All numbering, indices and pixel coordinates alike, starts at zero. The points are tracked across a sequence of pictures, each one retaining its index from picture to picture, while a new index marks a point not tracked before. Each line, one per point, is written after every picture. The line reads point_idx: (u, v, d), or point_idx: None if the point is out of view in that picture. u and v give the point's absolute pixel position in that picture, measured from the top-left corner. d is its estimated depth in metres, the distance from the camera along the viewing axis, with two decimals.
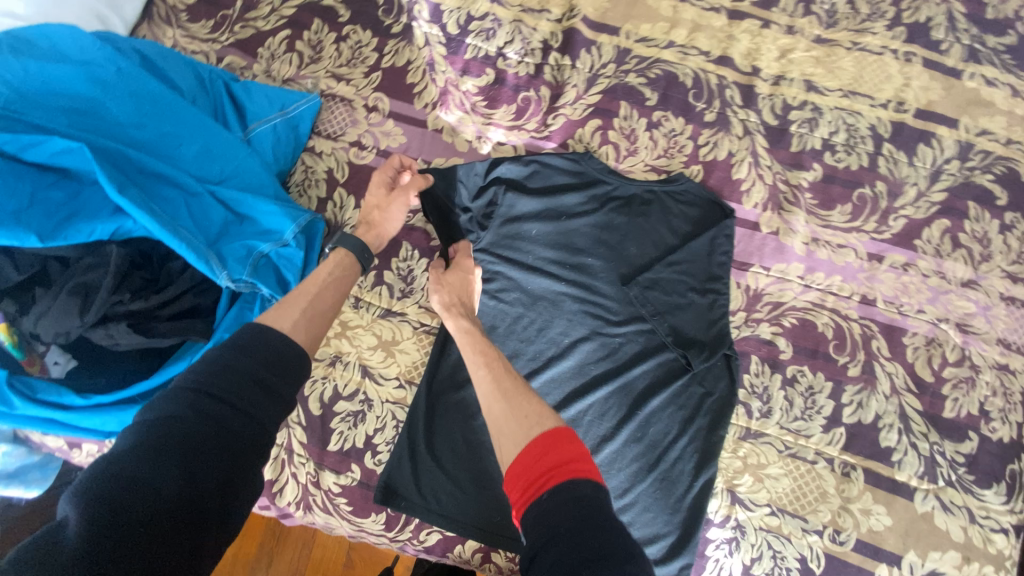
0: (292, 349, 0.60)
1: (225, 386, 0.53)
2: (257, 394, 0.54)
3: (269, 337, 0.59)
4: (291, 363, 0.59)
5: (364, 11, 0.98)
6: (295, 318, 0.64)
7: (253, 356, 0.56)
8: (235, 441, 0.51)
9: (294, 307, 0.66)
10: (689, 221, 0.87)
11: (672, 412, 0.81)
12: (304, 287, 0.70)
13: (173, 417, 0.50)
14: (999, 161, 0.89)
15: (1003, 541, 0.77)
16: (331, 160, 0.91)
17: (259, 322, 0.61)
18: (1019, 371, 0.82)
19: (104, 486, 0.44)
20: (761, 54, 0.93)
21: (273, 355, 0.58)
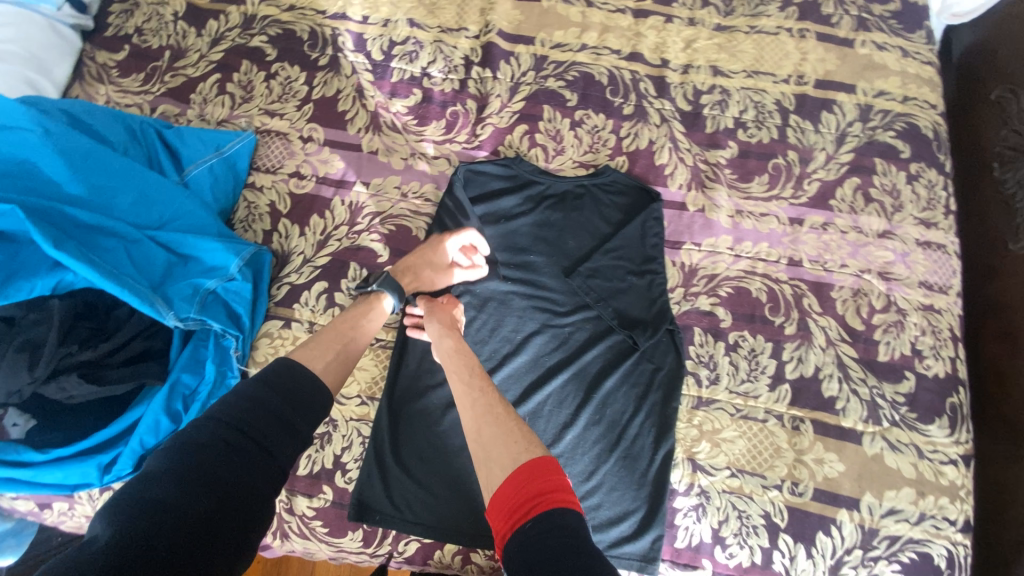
0: (316, 388, 0.65)
1: (250, 420, 0.59)
2: (280, 429, 0.60)
3: (296, 375, 0.65)
4: (313, 401, 0.64)
5: (290, 49, 1.02)
6: (328, 360, 0.69)
7: (280, 392, 0.62)
8: (256, 470, 0.57)
9: (329, 348, 0.71)
10: (620, 209, 0.92)
11: (627, 391, 0.84)
12: (340, 329, 0.75)
13: (205, 446, 0.56)
14: (899, 118, 0.95)
15: (952, 472, 0.81)
16: (273, 193, 0.94)
17: (291, 357, 0.67)
18: (944, 310, 0.87)
19: (137, 508, 0.50)
20: (668, 47, 1.00)
21: (298, 394, 0.63)
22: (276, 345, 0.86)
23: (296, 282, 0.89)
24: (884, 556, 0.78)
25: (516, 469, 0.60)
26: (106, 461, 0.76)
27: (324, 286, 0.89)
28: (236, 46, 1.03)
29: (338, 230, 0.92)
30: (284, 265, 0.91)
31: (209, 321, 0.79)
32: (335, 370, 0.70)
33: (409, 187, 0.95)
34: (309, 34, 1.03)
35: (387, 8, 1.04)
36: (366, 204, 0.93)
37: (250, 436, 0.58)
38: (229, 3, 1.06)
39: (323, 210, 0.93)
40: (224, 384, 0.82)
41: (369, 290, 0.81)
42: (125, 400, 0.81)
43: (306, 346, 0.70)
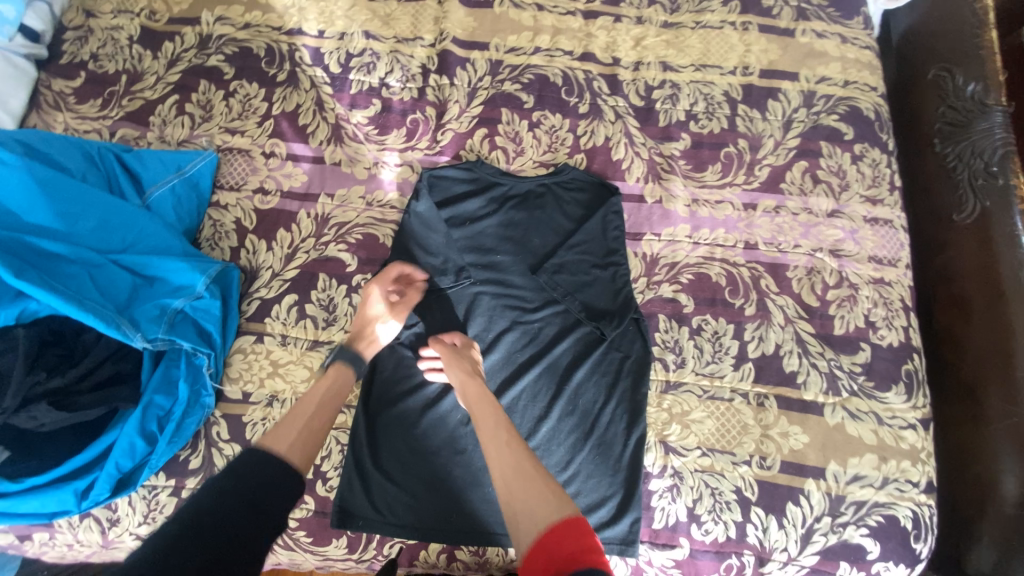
0: (286, 470, 0.66)
1: (222, 506, 0.60)
2: (252, 519, 0.60)
3: (264, 460, 0.66)
4: (283, 483, 0.65)
5: (247, 66, 1.04)
6: (293, 438, 0.71)
7: (249, 480, 0.63)
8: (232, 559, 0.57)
9: (293, 425, 0.72)
10: (580, 205, 0.95)
11: (598, 381, 0.87)
12: (302, 404, 0.76)
13: (175, 545, 0.55)
14: (841, 102, 1.00)
15: (912, 436, 0.85)
16: (238, 210, 0.95)
17: (259, 444, 0.68)
18: (894, 282, 0.91)
19: None
20: (618, 46, 1.03)
21: (267, 479, 0.64)
22: (249, 360, 0.87)
23: (267, 296, 0.90)
24: (852, 521, 0.82)
25: (539, 538, 0.62)
26: (83, 487, 0.76)
27: (294, 299, 0.90)
28: (193, 66, 1.04)
29: (306, 242, 0.93)
30: (253, 280, 0.92)
31: (178, 341, 0.80)
32: (305, 449, 0.71)
33: (374, 196, 0.96)
34: (266, 51, 1.04)
35: (343, 21, 1.06)
36: (332, 215, 0.95)
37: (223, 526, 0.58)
38: (185, 24, 1.07)
39: (289, 224, 0.94)
40: (199, 404, 0.83)
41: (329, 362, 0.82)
42: (99, 424, 0.81)
43: (273, 430, 0.72)
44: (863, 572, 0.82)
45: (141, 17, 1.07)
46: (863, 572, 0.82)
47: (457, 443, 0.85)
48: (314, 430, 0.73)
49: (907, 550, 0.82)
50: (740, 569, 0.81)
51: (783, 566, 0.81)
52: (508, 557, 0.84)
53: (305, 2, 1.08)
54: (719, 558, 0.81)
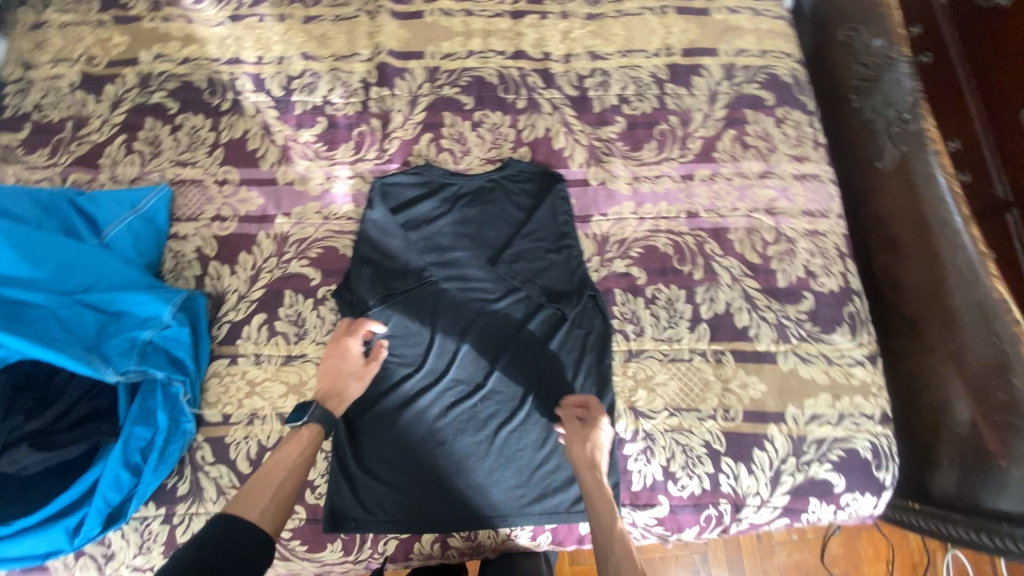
0: (257, 536, 0.69)
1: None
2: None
3: (234, 524, 0.69)
4: (251, 550, 0.67)
5: (192, 99, 1.06)
6: (264, 506, 0.72)
7: (218, 551, 0.65)
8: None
9: (263, 493, 0.73)
10: (529, 195, 1.00)
11: (569, 355, 0.91)
12: (272, 472, 0.76)
13: None
14: (760, 70, 1.06)
15: (861, 371, 0.91)
16: (197, 239, 0.97)
17: (226, 512, 0.70)
18: (828, 232, 0.98)
19: None
20: (547, 41, 1.08)
21: (237, 545, 0.67)
22: (225, 383, 0.89)
23: (236, 318, 0.92)
24: (816, 458, 0.87)
25: None
26: (73, 525, 0.78)
27: (263, 318, 0.92)
28: (137, 105, 1.05)
29: (268, 262, 0.95)
30: (220, 304, 0.94)
31: (151, 370, 0.82)
32: (275, 514, 0.73)
33: (330, 210, 0.99)
34: (208, 82, 1.07)
35: (280, 45, 1.09)
36: (290, 233, 0.97)
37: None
38: (124, 65, 1.08)
39: (250, 246, 0.96)
40: (180, 430, 0.85)
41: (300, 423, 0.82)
42: (82, 462, 0.82)
43: (241, 496, 0.73)
44: (833, 504, 0.87)
45: (80, 63, 1.09)
46: (833, 505, 0.87)
47: (438, 436, 0.87)
48: (285, 492, 0.75)
49: (870, 479, 0.88)
50: (718, 518, 0.86)
51: (758, 509, 0.86)
52: (500, 538, 0.87)
53: (241, 31, 1.11)
54: (698, 510, 0.86)
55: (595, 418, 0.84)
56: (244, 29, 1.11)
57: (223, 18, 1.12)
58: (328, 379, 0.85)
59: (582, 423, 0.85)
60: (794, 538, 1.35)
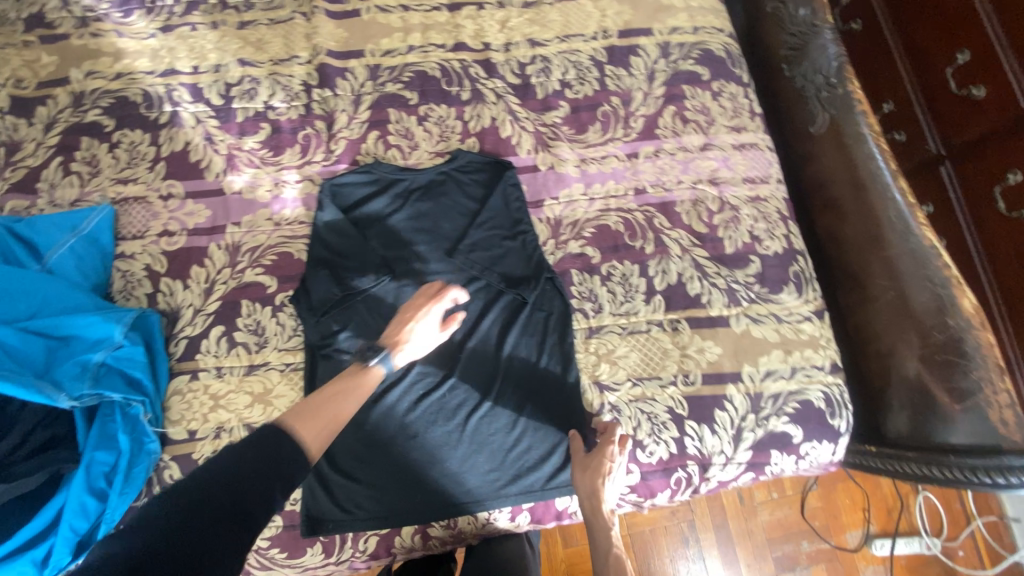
0: (301, 453, 0.66)
1: (233, 481, 0.58)
2: (258, 500, 0.58)
3: (287, 437, 0.65)
4: (295, 466, 0.64)
5: (128, 115, 1.03)
6: (320, 429, 0.69)
7: (263, 458, 0.62)
8: (223, 532, 0.54)
9: (323, 416, 0.71)
10: (481, 185, 1.01)
11: (518, 353, 0.92)
12: (339, 401, 0.74)
13: (180, 510, 0.54)
14: (694, 47, 1.10)
15: (810, 326, 0.96)
16: (146, 256, 0.96)
17: (283, 421, 0.68)
18: (770, 197, 1.02)
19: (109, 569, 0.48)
20: (486, 31, 1.09)
21: (285, 461, 0.63)
22: (188, 399, 0.88)
23: (193, 333, 0.91)
24: (774, 413, 0.91)
25: None
26: (41, 556, 0.77)
27: (221, 330, 0.91)
28: (72, 125, 1.02)
29: (222, 273, 0.94)
30: (175, 320, 0.92)
31: (107, 393, 0.81)
32: (325, 436, 0.70)
33: (280, 216, 0.98)
34: (143, 96, 1.04)
35: (215, 53, 1.07)
36: (242, 242, 0.96)
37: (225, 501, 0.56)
38: (55, 86, 1.05)
39: (201, 259, 0.95)
40: (144, 450, 0.84)
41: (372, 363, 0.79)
42: (43, 493, 0.80)
43: (298, 411, 0.70)
44: (793, 455, 0.91)
45: (6, 86, 1.04)
46: (793, 455, 0.91)
47: (409, 430, 0.88)
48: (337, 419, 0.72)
49: (826, 427, 0.92)
50: (688, 479, 0.90)
51: (724, 466, 0.90)
52: (480, 522, 0.89)
53: (173, 42, 1.08)
54: (667, 474, 0.89)
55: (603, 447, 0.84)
56: (177, 39, 1.08)
57: (154, 29, 1.09)
58: (396, 325, 0.83)
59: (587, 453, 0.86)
60: (774, 496, 1.40)
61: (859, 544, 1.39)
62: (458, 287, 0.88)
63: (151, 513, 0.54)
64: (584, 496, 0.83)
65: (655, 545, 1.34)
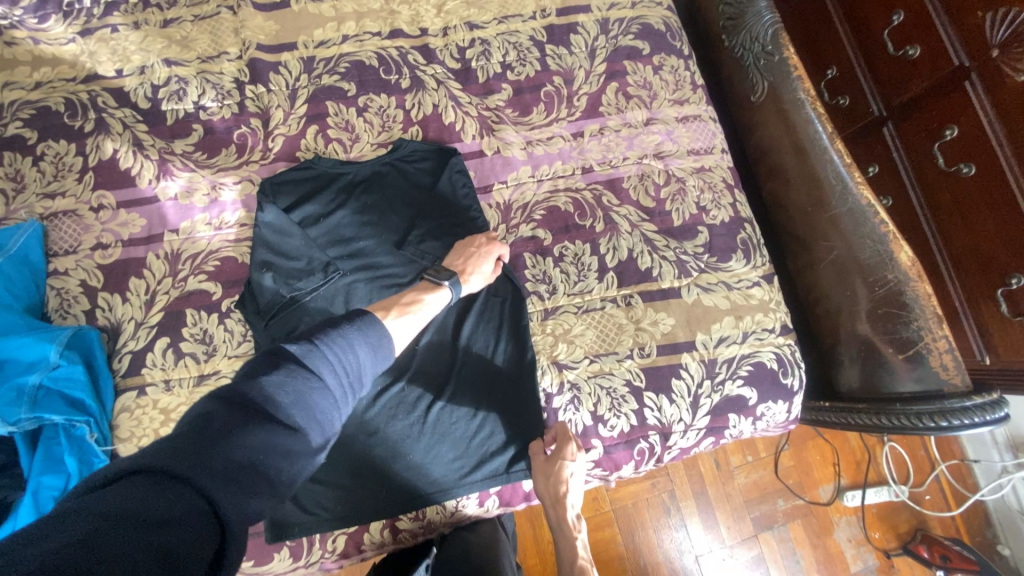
0: (384, 340, 0.70)
1: (330, 355, 0.62)
2: (341, 394, 0.61)
3: (370, 330, 0.68)
4: (381, 346, 0.69)
5: (49, 125, 0.98)
6: (395, 322, 0.74)
7: (354, 337, 0.66)
8: (315, 413, 0.57)
9: (400, 313, 0.76)
10: (427, 173, 0.99)
11: (474, 348, 0.92)
12: (415, 307, 0.79)
13: (289, 366, 0.58)
14: (634, 22, 1.09)
15: (759, 292, 0.98)
16: (80, 272, 0.92)
17: (367, 310, 0.73)
18: (714, 167, 1.04)
19: (232, 412, 0.51)
20: (423, 17, 1.07)
21: (366, 356, 0.66)
22: (137, 415, 0.86)
23: (136, 347, 0.89)
24: (728, 377, 0.93)
25: None
26: None
27: (166, 342, 0.90)
28: None
29: (162, 284, 0.92)
30: (117, 336, 0.90)
31: (47, 416, 0.79)
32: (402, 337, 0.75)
33: (220, 220, 0.96)
34: (65, 104, 0.99)
35: (139, 55, 1.02)
36: (182, 250, 0.94)
37: (315, 388, 0.58)
38: None
39: (140, 270, 0.92)
40: (94, 471, 0.83)
41: (441, 283, 0.84)
42: None
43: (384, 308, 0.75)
44: (750, 417, 0.94)
45: None
46: (749, 417, 0.94)
47: (369, 426, 0.87)
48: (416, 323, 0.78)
49: (779, 387, 0.95)
50: (651, 449, 0.92)
51: (684, 434, 0.92)
52: (448, 511, 0.90)
53: (93, 45, 1.02)
54: (630, 446, 0.91)
55: (561, 449, 0.85)
56: (97, 43, 1.02)
57: (72, 34, 1.02)
58: (460, 255, 0.89)
59: (548, 457, 0.86)
60: (749, 459, 1.44)
61: (831, 497, 1.44)
62: (504, 246, 0.92)
63: (252, 379, 0.56)
64: (550, 501, 0.86)
65: (638, 518, 1.37)
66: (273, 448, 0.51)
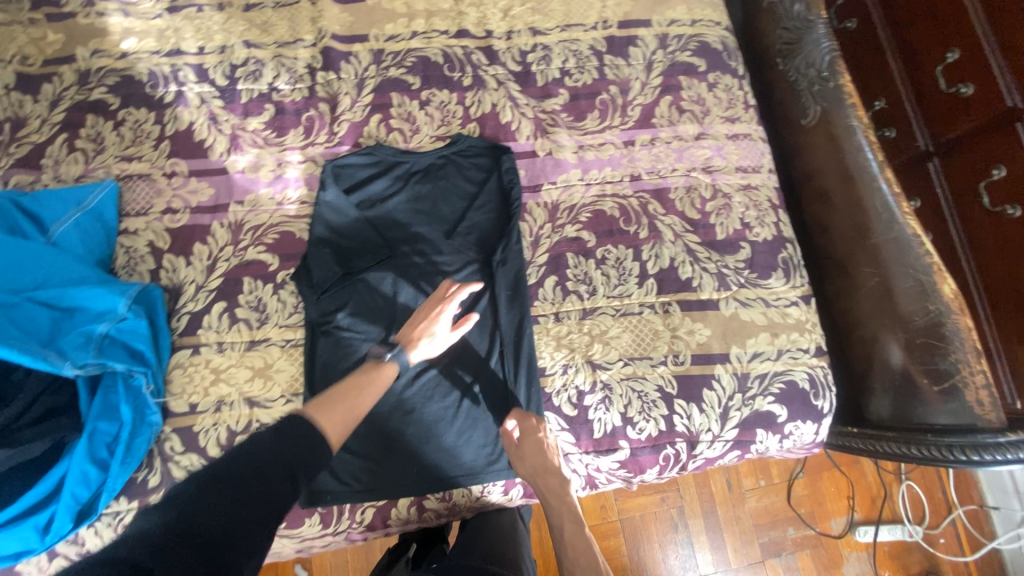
0: (319, 437, 0.69)
1: (265, 454, 0.63)
2: (285, 476, 0.62)
3: (304, 428, 0.68)
4: (318, 446, 0.68)
5: (132, 93, 1.04)
6: (334, 413, 0.73)
7: (289, 439, 0.66)
8: (244, 510, 0.58)
9: (337, 403, 0.75)
10: (480, 169, 1.04)
11: (506, 341, 0.94)
12: (348, 393, 0.77)
13: (223, 470, 0.60)
14: (692, 39, 1.12)
15: (796, 311, 0.99)
16: (149, 233, 0.98)
17: (310, 409, 0.72)
18: (760, 186, 1.06)
19: (168, 517, 0.55)
20: (489, 19, 1.11)
21: (297, 452, 0.65)
22: (189, 372, 0.91)
23: (195, 309, 0.94)
24: (759, 393, 0.94)
25: None
26: (44, 522, 0.81)
27: (223, 306, 0.94)
28: (76, 103, 1.03)
29: (224, 251, 0.97)
30: (178, 296, 0.95)
31: (111, 363, 0.84)
32: (341, 424, 0.73)
33: (283, 195, 1.01)
34: (148, 76, 1.05)
35: (221, 35, 1.08)
36: (245, 221, 0.99)
37: (247, 480, 0.60)
38: (61, 63, 1.05)
39: (204, 237, 0.98)
40: (146, 422, 0.88)
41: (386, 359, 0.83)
42: (51, 462, 0.85)
43: (324, 400, 0.75)
44: (777, 434, 0.95)
45: (12, 62, 1.04)
46: (777, 434, 0.95)
47: (406, 405, 0.91)
48: (358, 410, 0.76)
49: (809, 407, 0.96)
50: (676, 456, 0.93)
51: (711, 444, 0.93)
52: (473, 496, 0.93)
53: (179, 23, 1.09)
54: (656, 451, 0.92)
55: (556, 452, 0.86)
56: (183, 20, 1.09)
57: (161, 10, 1.09)
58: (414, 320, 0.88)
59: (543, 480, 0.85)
60: (761, 483, 1.44)
61: (843, 530, 1.43)
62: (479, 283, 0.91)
63: (188, 488, 0.59)
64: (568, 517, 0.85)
65: (645, 530, 1.37)
66: (202, 549, 0.53)
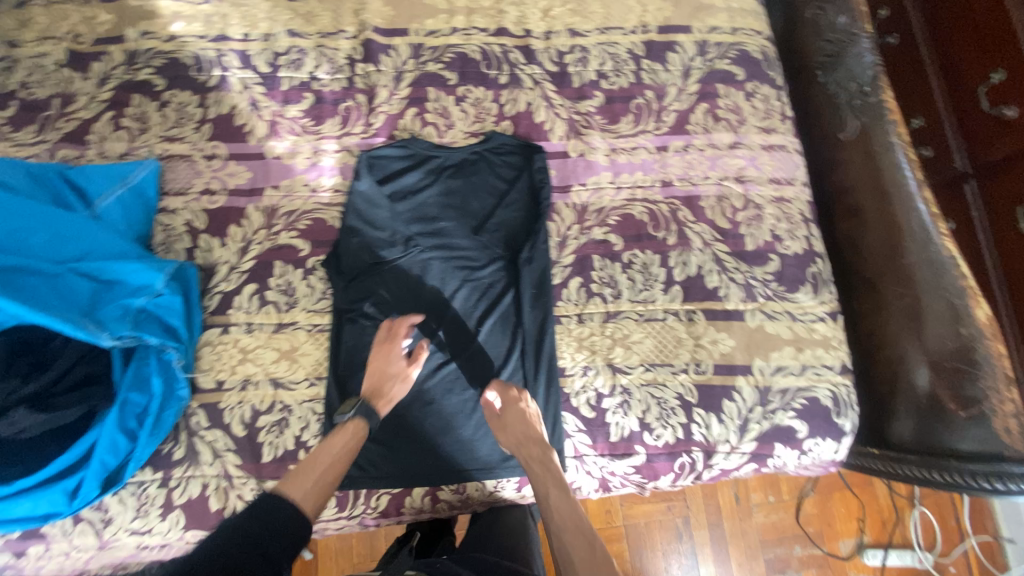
0: (292, 517, 0.70)
1: (237, 542, 0.63)
2: (252, 559, 0.62)
3: (273, 510, 0.69)
4: (290, 525, 0.69)
5: (178, 75, 1.07)
6: (304, 487, 0.75)
7: (260, 523, 0.67)
8: None
9: (304, 477, 0.76)
10: (512, 167, 1.04)
11: (527, 339, 0.95)
12: (316, 463, 0.79)
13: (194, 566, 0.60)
14: (731, 47, 1.11)
15: (823, 327, 0.98)
16: (187, 212, 1.01)
17: (277, 489, 0.73)
18: (793, 199, 1.04)
19: None
20: (529, 19, 1.11)
21: (267, 534, 0.66)
22: (218, 350, 0.94)
23: (227, 289, 0.97)
24: (781, 407, 0.94)
25: None
26: (72, 487, 0.83)
27: (254, 288, 0.96)
28: (124, 82, 1.06)
29: (258, 234, 0.99)
30: (211, 276, 0.98)
31: (146, 337, 0.86)
32: (314, 500, 0.75)
33: (317, 182, 1.03)
34: (194, 59, 1.08)
35: (266, 22, 1.10)
36: (280, 206, 1.01)
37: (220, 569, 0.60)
38: (111, 43, 1.08)
39: (239, 219, 1.00)
40: (175, 396, 0.90)
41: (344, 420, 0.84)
42: (82, 429, 0.87)
43: (291, 475, 0.76)
44: (796, 450, 0.94)
45: (66, 40, 1.08)
46: (796, 450, 0.94)
47: (426, 396, 0.93)
48: (327, 480, 0.78)
49: (831, 425, 0.94)
50: (691, 465, 0.93)
51: (728, 455, 0.92)
52: (487, 490, 0.93)
53: (226, 9, 1.11)
54: (672, 458, 0.92)
55: None
56: (230, 7, 1.11)
57: None
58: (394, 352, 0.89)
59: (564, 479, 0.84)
60: (770, 499, 1.42)
61: (852, 552, 1.41)
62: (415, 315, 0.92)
63: None
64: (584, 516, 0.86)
65: (649, 538, 1.37)
66: None
